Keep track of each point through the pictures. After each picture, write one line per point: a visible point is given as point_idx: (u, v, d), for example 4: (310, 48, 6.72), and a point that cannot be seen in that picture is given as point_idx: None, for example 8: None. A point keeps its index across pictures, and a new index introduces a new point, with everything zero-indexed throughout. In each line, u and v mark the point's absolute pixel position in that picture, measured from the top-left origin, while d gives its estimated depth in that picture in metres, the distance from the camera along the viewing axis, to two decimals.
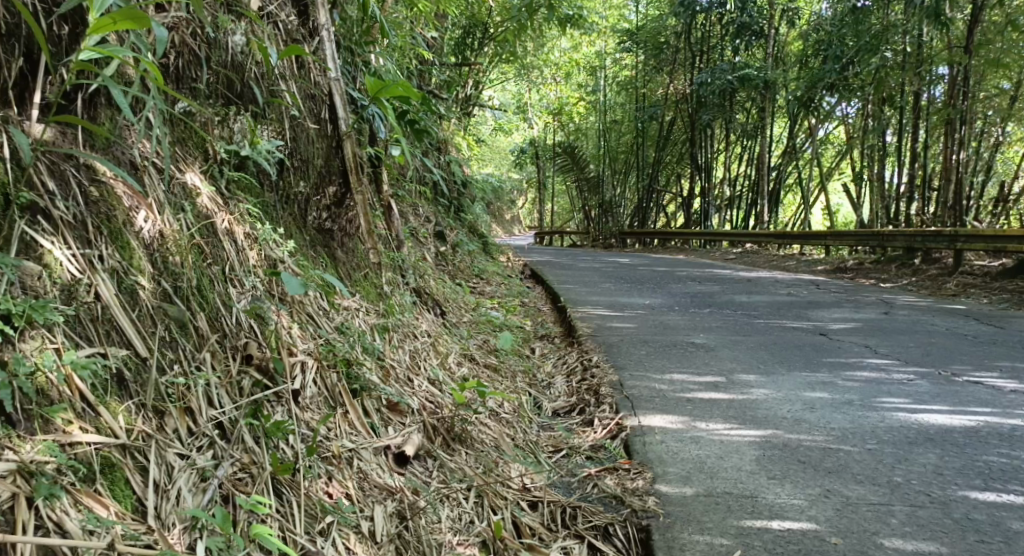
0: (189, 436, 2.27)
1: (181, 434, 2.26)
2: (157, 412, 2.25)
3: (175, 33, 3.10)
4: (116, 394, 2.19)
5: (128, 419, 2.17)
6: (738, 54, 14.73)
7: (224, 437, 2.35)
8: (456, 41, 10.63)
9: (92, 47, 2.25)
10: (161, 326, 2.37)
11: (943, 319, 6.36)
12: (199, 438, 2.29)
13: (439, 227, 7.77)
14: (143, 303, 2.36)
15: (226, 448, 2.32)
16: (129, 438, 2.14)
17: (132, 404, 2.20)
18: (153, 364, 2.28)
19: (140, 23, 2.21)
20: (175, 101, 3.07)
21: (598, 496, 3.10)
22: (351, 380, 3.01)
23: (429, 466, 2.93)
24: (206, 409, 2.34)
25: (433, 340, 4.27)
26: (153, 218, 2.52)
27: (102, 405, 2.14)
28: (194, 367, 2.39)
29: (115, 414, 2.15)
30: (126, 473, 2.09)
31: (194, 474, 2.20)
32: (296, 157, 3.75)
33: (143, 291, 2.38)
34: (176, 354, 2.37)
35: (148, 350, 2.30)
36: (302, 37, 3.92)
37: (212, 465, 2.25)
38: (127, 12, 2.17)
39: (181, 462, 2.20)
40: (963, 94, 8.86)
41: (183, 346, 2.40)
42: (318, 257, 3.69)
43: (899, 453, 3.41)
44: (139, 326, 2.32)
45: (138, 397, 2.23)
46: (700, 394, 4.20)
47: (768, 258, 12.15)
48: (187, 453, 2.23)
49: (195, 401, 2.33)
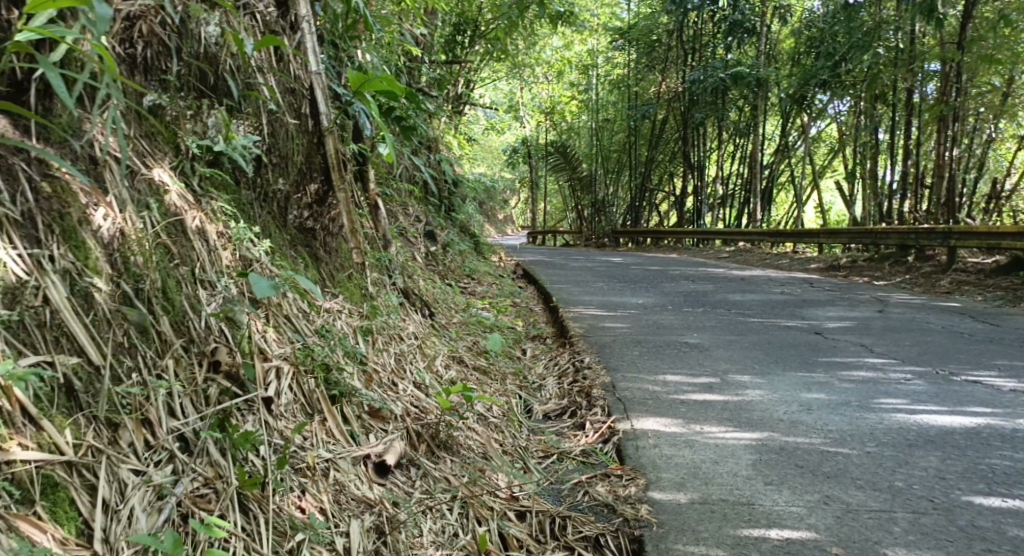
0: (146, 450, 2.13)
1: (137, 448, 2.12)
2: (110, 424, 2.11)
3: (141, 22, 2.99)
4: (64, 406, 2.05)
5: (75, 432, 2.04)
6: (730, 51, 14.61)
7: (186, 450, 2.21)
8: (445, 40, 10.48)
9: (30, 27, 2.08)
10: (118, 331, 2.23)
11: (939, 317, 6.25)
12: (157, 451, 2.15)
13: (429, 226, 7.64)
14: (98, 307, 2.22)
15: (189, 462, 2.18)
16: (76, 455, 2.01)
17: (82, 417, 2.07)
18: (107, 373, 2.13)
19: None
20: (141, 94, 2.94)
21: (588, 505, 2.97)
22: (330, 386, 2.86)
23: (412, 476, 2.79)
24: (166, 421, 2.20)
25: (420, 342, 4.14)
26: (112, 215, 2.38)
27: (46, 419, 2.00)
28: (155, 375, 2.25)
29: (61, 428, 2.01)
30: (72, 492, 1.96)
31: (149, 491, 2.07)
32: (273, 153, 3.57)
33: (99, 293, 2.24)
34: (134, 361, 2.23)
35: (102, 357, 2.16)
36: (280, 30, 3.76)
37: (171, 481, 2.12)
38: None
39: (136, 479, 2.07)
40: (956, 90, 8.75)
41: (142, 352, 2.26)
42: (298, 258, 3.55)
43: (899, 456, 3.28)
44: (93, 331, 2.17)
45: (90, 408, 2.09)
46: (695, 395, 4.08)
47: (761, 257, 12.04)
48: (143, 468, 2.10)
49: (154, 411, 2.19)
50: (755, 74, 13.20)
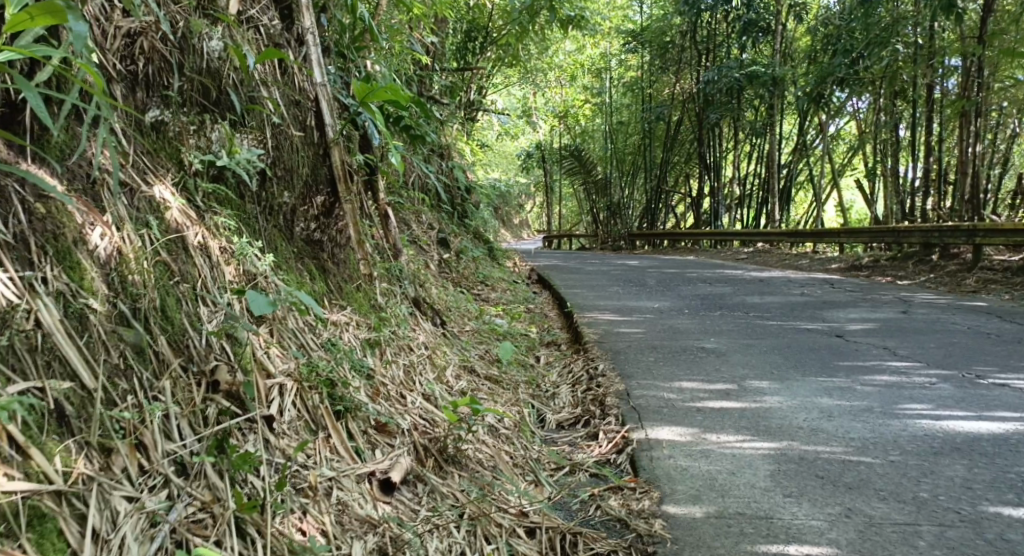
0: (141, 475, 2.11)
1: (130, 474, 2.09)
2: (103, 449, 2.08)
3: (142, 38, 2.92)
4: (55, 432, 2.02)
5: (65, 460, 2.00)
6: (745, 51, 14.51)
7: (182, 473, 2.18)
8: (456, 46, 10.45)
9: (8, 47, 2.05)
10: (114, 352, 2.21)
11: (963, 317, 6.15)
12: (152, 476, 2.12)
13: (442, 234, 7.60)
14: (93, 328, 2.20)
15: (185, 486, 2.15)
16: (66, 483, 1.97)
17: (74, 443, 2.04)
18: (100, 396, 2.11)
19: (59, 17, 2.03)
20: (144, 110, 2.90)
21: (601, 520, 2.92)
22: (335, 401, 2.83)
23: (419, 492, 2.75)
24: (162, 443, 2.18)
25: (431, 352, 4.09)
26: (109, 234, 2.36)
27: (35, 447, 1.97)
28: (150, 397, 2.23)
29: (50, 455, 1.98)
30: (60, 523, 1.93)
31: (142, 519, 2.04)
32: (278, 166, 3.51)
33: (94, 314, 2.21)
34: (129, 383, 2.21)
35: (95, 380, 2.13)
36: (286, 42, 3.74)
37: (164, 507, 2.08)
38: (40, 5, 1.99)
39: (128, 506, 2.04)
40: (978, 86, 8.63)
41: (139, 374, 2.24)
42: (305, 271, 3.48)
43: (924, 465, 3.20)
44: (86, 353, 2.15)
45: (81, 434, 2.06)
46: (711, 403, 4.01)
47: (780, 257, 11.90)
48: (136, 495, 2.06)
49: (149, 434, 2.17)
50: (771, 73, 13.07)
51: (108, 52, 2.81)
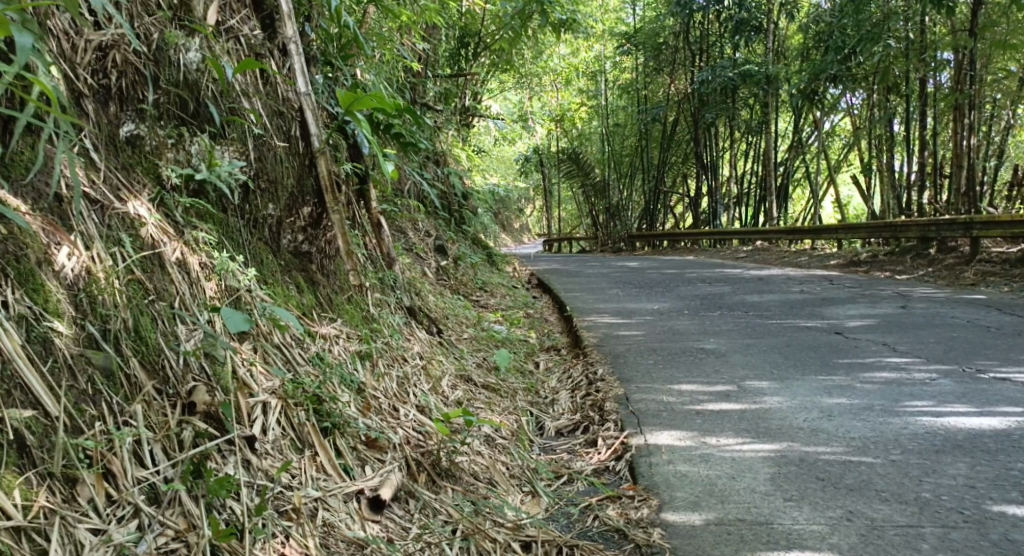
0: (109, 505, 2.10)
1: (97, 505, 2.08)
2: (67, 480, 2.07)
3: (114, 51, 2.85)
4: (15, 463, 2.01)
5: (25, 493, 1.99)
6: (739, 50, 14.44)
7: (154, 501, 2.16)
8: (449, 53, 10.38)
9: None
10: (81, 377, 2.20)
11: (963, 311, 6.06)
12: (121, 506, 2.11)
13: (439, 241, 7.53)
14: (58, 352, 2.18)
15: (156, 515, 2.14)
16: (25, 518, 1.97)
17: (35, 474, 2.03)
18: (62, 424, 2.09)
19: None
20: (117, 124, 2.84)
21: (599, 530, 2.83)
22: (322, 417, 2.75)
23: (410, 509, 2.68)
24: (132, 471, 2.17)
25: (426, 362, 4.00)
26: (77, 254, 2.34)
27: None
28: (120, 422, 2.21)
29: (9, 490, 1.98)
30: None
31: (108, 551, 2.03)
32: (261, 178, 3.35)
33: (59, 337, 2.20)
34: (97, 408, 2.20)
35: (58, 407, 2.12)
36: (268, 53, 3.60)
37: (133, 539, 2.08)
38: None
39: (94, 539, 2.03)
40: (970, 79, 8.56)
41: (107, 398, 2.22)
42: (292, 284, 3.36)
43: (926, 464, 3.12)
44: (49, 380, 2.14)
45: (43, 465, 2.05)
46: (711, 405, 3.92)
47: (779, 255, 11.82)
48: (102, 527, 2.06)
49: (118, 463, 2.15)
50: (765, 71, 13.00)
51: (78, 66, 2.74)
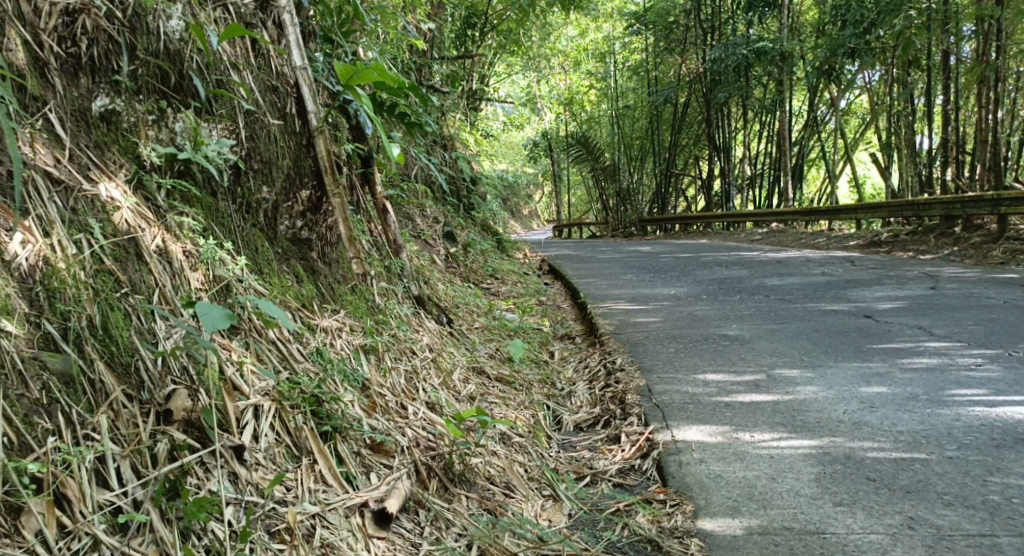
0: (63, 537, 1.88)
1: (46, 538, 1.86)
2: (12, 509, 1.86)
3: (84, 16, 2.59)
4: None
5: None
6: (752, 27, 13.96)
7: (118, 531, 1.94)
8: (455, 34, 10.00)
9: None
10: (34, 385, 1.99)
11: (997, 291, 5.75)
12: (78, 537, 1.90)
13: (447, 227, 7.23)
14: (7, 355, 1.97)
15: (119, 546, 1.92)
16: None
17: None
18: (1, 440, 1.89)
19: None
20: (88, 95, 2.58)
21: (629, 541, 2.57)
22: (321, 420, 2.48)
23: (420, 521, 2.41)
24: (94, 495, 1.95)
25: (436, 355, 3.71)
26: (32, 241, 2.14)
27: None
28: (81, 436, 2.00)
29: None
30: None
31: None
32: (254, 158, 3.05)
33: (10, 340, 2.00)
34: (53, 421, 1.98)
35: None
36: (260, 24, 3.28)
37: None
38: None
39: None
40: (997, 50, 8.13)
41: (66, 406, 2.01)
42: (290, 274, 3.08)
43: (988, 461, 2.84)
44: None
45: None
46: (742, 397, 3.63)
47: (797, 237, 11.44)
48: None
49: (73, 486, 1.94)
50: (779, 48, 12.57)
51: (41, 33, 2.50)
